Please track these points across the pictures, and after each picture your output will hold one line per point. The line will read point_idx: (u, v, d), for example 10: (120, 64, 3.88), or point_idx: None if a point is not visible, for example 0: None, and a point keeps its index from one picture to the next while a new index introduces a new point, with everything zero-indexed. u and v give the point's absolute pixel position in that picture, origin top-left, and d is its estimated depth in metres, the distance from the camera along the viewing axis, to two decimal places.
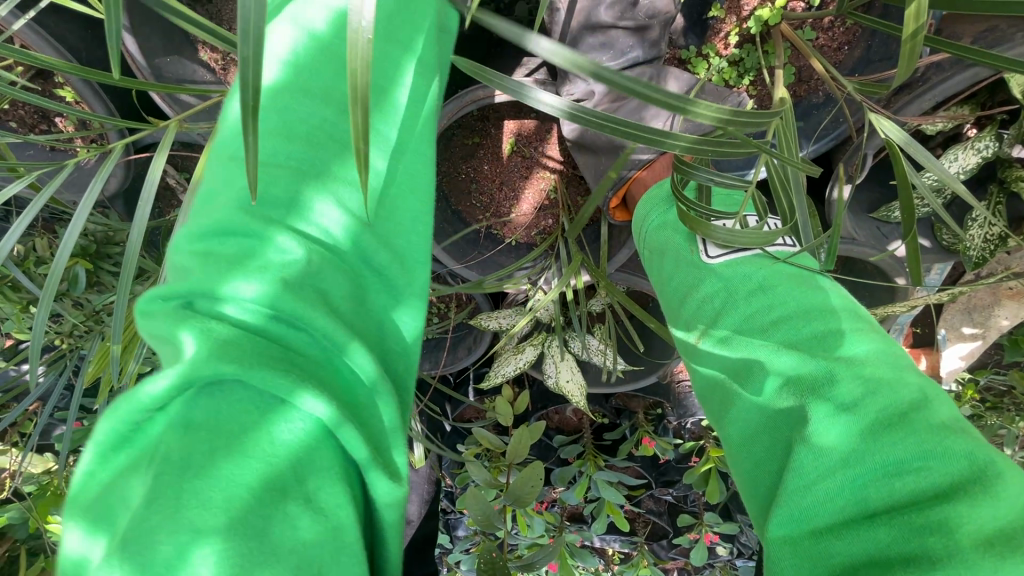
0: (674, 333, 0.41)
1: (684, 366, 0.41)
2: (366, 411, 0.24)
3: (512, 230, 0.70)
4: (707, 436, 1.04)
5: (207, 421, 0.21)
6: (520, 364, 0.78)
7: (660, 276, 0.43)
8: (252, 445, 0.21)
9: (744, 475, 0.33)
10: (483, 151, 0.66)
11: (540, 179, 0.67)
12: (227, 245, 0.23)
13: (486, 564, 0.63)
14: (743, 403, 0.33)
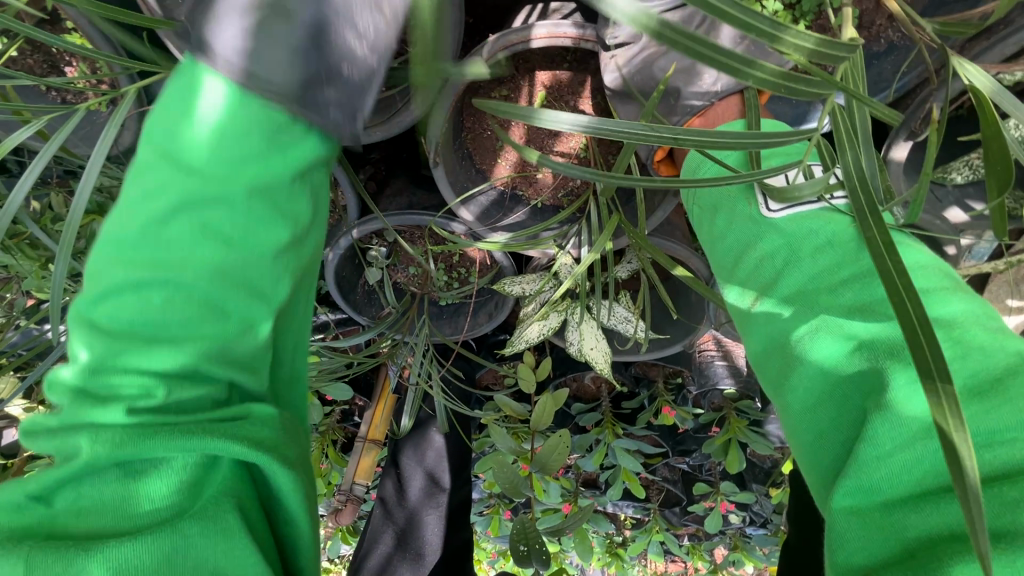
0: (724, 296, 0.40)
1: (736, 333, 0.39)
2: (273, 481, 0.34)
3: (540, 189, 0.68)
4: (728, 405, 1.03)
5: (93, 507, 0.30)
6: (545, 330, 0.76)
7: (714, 234, 0.41)
8: (131, 512, 0.30)
9: (802, 445, 0.32)
10: (511, 106, 0.63)
11: (571, 136, 0.64)
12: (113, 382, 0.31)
13: (519, 533, 0.63)
14: (805, 370, 0.32)
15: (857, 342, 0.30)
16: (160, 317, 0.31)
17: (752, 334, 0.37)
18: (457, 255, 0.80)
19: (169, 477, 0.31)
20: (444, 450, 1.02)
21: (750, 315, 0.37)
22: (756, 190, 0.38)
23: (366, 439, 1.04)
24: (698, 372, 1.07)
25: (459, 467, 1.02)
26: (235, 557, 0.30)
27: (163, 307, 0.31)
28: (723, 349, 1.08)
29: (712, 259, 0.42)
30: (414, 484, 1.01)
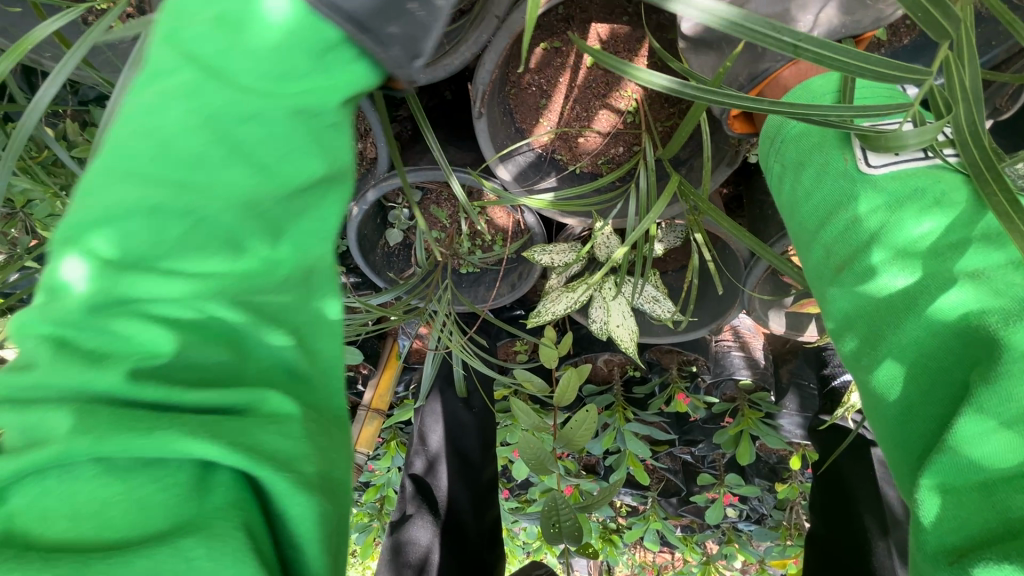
0: (805, 265, 0.38)
1: (816, 304, 0.37)
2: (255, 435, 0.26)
3: (580, 154, 0.65)
4: (743, 397, 1.02)
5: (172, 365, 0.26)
6: (572, 303, 0.73)
7: (795, 194, 0.38)
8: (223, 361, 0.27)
9: (888, 421, 0.31)
10: (561, 60, 0.59)
11: (620, 97, 0.61)
12: (93, 334, 0.24)
13: (549, 509, 0.63)
14: (897, 343, 0.31)
15: (967, 310, 0.28)
16: (180, 252, 0.26)
17: (834, 301, 0.35)
18: (485, 221, 0.77)
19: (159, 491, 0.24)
20: (467, 429, 0.87)
21: (834, 282, 0.35)
22: (856, 143, 0.35)
23: (371, 406, 1.02)
24: (714, 361, 1.04)
25: (487, 447, 0.87)
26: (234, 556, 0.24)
27: (172, 230, 0.25)
28: (740, 340, 1.06)
29: (789, 227, 0.39)
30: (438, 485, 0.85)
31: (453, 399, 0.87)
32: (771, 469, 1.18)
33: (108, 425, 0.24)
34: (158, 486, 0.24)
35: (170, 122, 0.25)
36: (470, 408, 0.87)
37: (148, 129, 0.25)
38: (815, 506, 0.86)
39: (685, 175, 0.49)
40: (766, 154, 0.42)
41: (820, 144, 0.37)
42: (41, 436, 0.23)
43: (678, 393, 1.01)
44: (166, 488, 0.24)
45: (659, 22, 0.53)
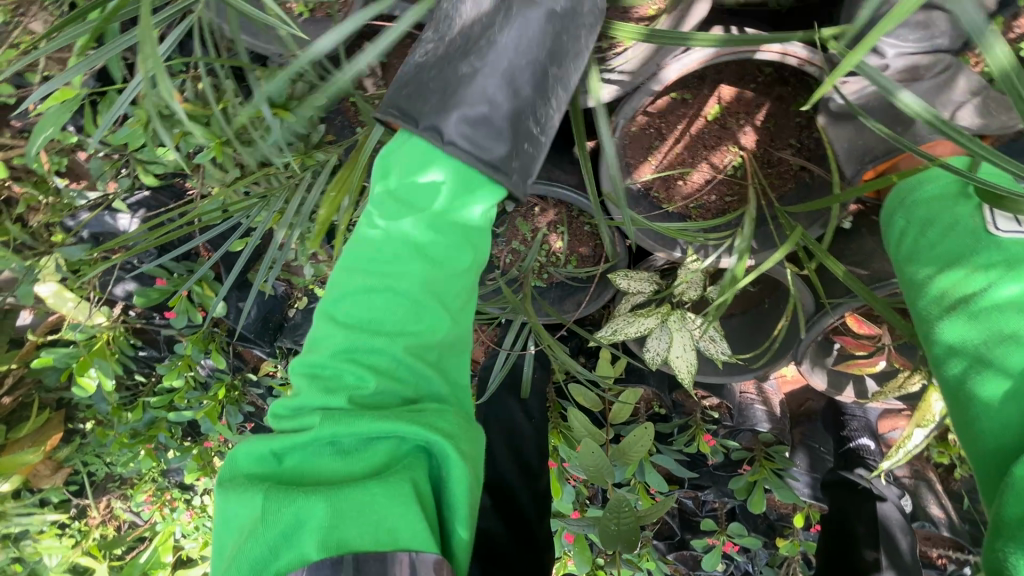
0: (913, 306, 0.44)
1: (918, 338, 0.43)
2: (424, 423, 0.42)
3: (673, 197, 0.70)
4: (760, 447, 1.06)
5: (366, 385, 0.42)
6: (640, 328, 0.78)
7: (914, 249, 0.45)
8: (391, 372, 0.44)
9: (982, 436, 0.37)
10: (686, 109, 0.65)
11: (725, 154, 0.66)
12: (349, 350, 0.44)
13: (614, 508, 0.68)
14: (1005, 369, 0.36)
15: None
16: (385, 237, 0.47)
17: (943, 333, 0.41)
18: (563, 243, 0.82)
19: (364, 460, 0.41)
20: (529, 439, 0.89)
21: (946, 319, 0.41)
22: (985, 208, 0.42)
23: None
24: (737, 410, 1.10)
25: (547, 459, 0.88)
26: (408, 519, 0.38)
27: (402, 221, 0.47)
28: (762, 395, 1.12)
29: (900, 274, 0.46)
30: (498, 491, 0.83)
31: (520, 411, 0.90)
32: (770, 525, 1.22)
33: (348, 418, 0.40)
34: (367, 453, 0.41)
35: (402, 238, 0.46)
36: (533, 421, 0.89)
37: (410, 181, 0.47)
38: (821, 550, 0.92)
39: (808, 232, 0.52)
40: (886, 215, 0.48)
41: (949, 207, 0.44)
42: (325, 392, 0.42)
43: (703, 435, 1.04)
44: (385, 461, 0.41)
45: (780, 94, 0.62)
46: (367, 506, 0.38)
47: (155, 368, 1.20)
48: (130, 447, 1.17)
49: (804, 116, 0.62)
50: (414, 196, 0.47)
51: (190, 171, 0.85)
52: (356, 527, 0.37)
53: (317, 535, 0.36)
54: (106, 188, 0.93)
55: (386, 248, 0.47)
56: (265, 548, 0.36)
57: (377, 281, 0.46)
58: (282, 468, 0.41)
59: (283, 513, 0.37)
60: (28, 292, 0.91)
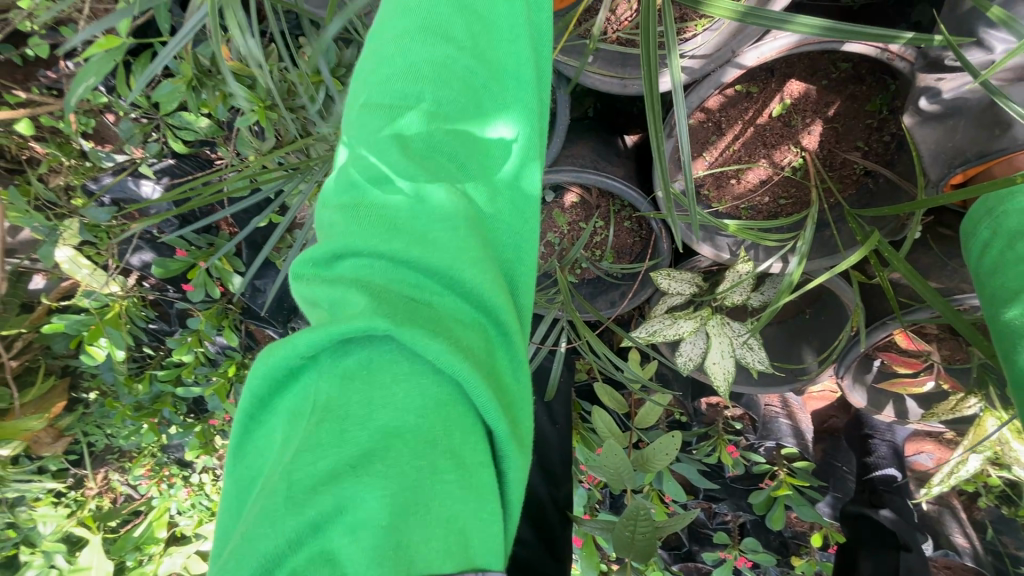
0: (998, 322, 0.40)
1: (999, 358, 0.40)
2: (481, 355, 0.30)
3: (725, 196, 0.66)
4: (782, 463, 1.03)
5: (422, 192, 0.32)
6: (677, 331, 0.75)
7: (999, 262, 0.41)
8: (419, 299, 0.29)
9: None
10: (749, 103, 0.61)
11: (787, 153, 0.63)
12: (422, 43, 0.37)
13: (629, 515, 0.64)
14: None
15: None
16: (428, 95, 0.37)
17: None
18: (603, 237, 0.79)
19: (372, 423, 0.27)
20: (552, 446, 0.88)
21: None
22: None
23: None
24: (761, 423, 1.06)
25: (570, 467, 0.86)
26: (474, 503, 0.27)
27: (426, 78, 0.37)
28: (787, 408, 1.10)
29: (983, 287, 0.42)
30: (523, 497, 0.82)
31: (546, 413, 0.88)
32: (782, 542, 1.18)
33: (402, 317, 0.28)
34: (396, 400, 0.27)
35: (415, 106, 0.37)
36: (558, 426, 0.87)
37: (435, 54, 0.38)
38: None
39: (880, 236, 0.50)
40: (971, 224, 0.45)
41: None
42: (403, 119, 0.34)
43: (725, 446, 1.01)
44: (420, 430, 0.27)
45: (853, 92, 0.59)
46: (415, 480, 0.26)
47: (165, 341, 1.17)
48: (133, 420, 1.16)
49: (876, 117, 0.59)
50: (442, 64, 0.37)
51: (220, 140, 0.83)
52: (424, 496, 0.26)
53: (377, 447, 0.26)
54: (132, 152, 0.91)
55: (417, 126, 0.36)
56: (280, 541, 0.23)
57: (397, 165, 0.33)
58: (308, 393, 0.28)
59: (332, 431, 0.26)
60: (46, 254, 0.89)
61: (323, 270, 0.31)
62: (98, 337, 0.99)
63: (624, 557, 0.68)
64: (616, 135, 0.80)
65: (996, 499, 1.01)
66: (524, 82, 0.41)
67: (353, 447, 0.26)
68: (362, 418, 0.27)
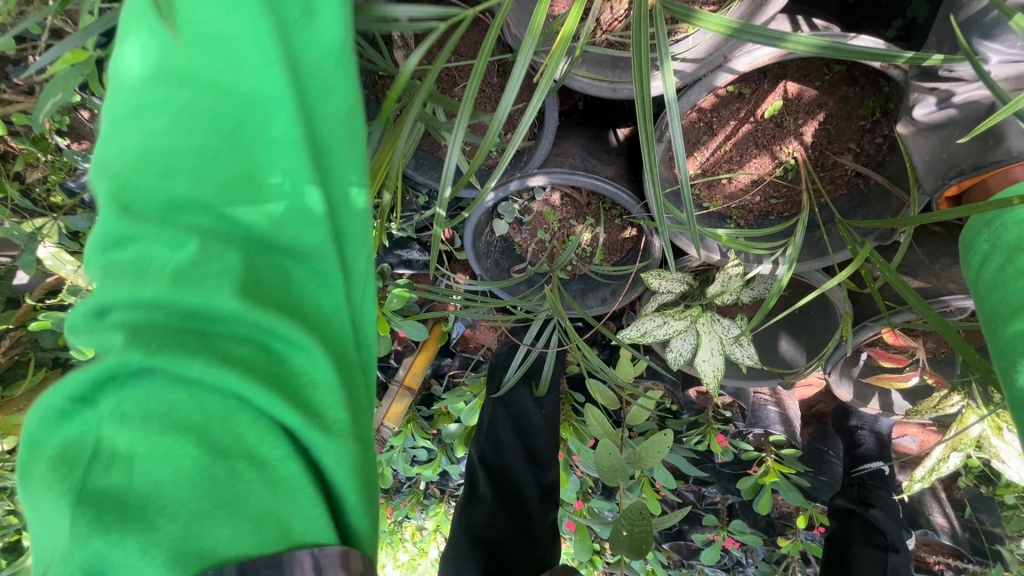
0: (997, 340, 0.40)
1: (994, 377, 0.39)
2: (283, 365, 0.30)
3: (715, 196, 0.66)
4: (771, 450, 1.05)
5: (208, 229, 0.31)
6: (668, 330, 0.75)
7: (998, 277, 0.41)
8: (204, 329, 0.28)
9: None
10: (740, 104, 0.61)
11: (778, 153, 0.62)
12: (185, 70, 0.33)
13: (629, 518, 0.66)
14: None
15: None
16: (188, 125, 0.33)
17: None
18: (591, 235, 0.79)
19: (153, 463, 0.25)
20: (537, 430, 0.88)
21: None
22: None
23: (402, 384, 1.07)
24: (751, 411, 1.08)
25: (556, 451, 0.87)
26: (293, 501, 0.28)
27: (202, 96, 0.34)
28: (776, 396, 1.11)
29: (982, 308, 0.42)
30: (505, 482, 0.82)
31: (531, 399, 0.89)
32: (769, 522, 1.21)
33: (159, 343, 0.27)
34: (170, 436, 0.26)
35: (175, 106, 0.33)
36: (542, 409, 0.88)
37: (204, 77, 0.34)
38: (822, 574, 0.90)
39: (875, 246, 0.49)
40: (968, 238, 0.44)
41: None
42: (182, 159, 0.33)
43: (714, 434, 1.03)
44: (216, 456, 0.27)
45: (846, 94, 0.58)
46: (225, 493, 0.26)
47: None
48: None
49: (868, 119, 0.58)
50: (192, 76, 0.33)
51: None
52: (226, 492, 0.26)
53: (162, 481, 0.25)
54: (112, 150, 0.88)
55: (170, 177, 0.32)
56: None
57: (187, 195, 0.32)
58: (78, 438, 0.26)
59: (107, 471, 0.25)
60: (30, 262, 0.87)
61: (89, 314, 0.28)
62: None
63: (619, 553, 0.70)
64: (608, 128, 0.78)
65: (975, 479, 1.04)
66: (296, 76, 0.35)
67: (128, 492, 0.25)
68: (140, 474, 0.25)
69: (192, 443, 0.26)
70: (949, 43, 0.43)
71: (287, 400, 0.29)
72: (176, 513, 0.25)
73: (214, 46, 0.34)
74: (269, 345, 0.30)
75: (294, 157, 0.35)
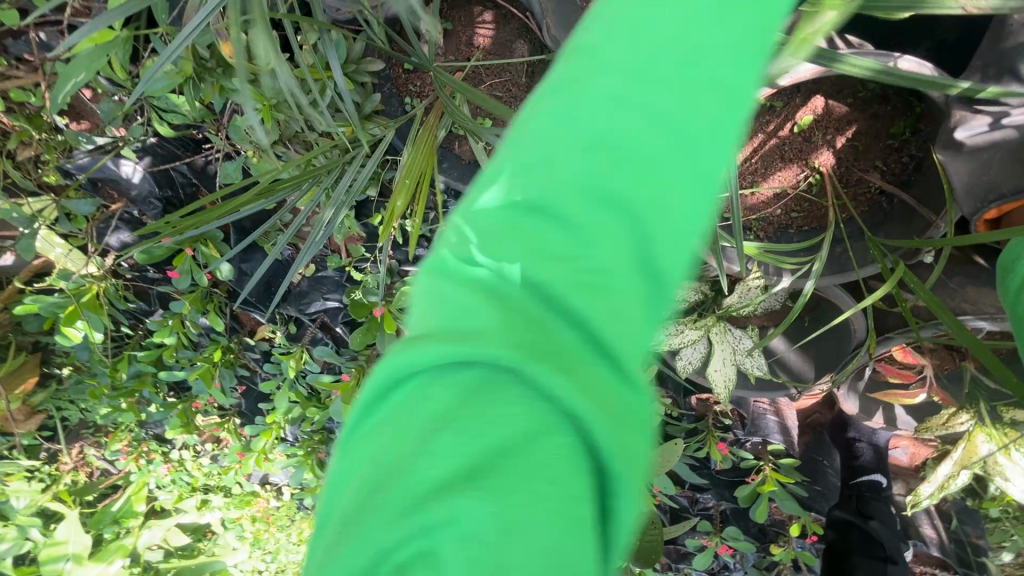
0: None
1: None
2: (593, 397, 0.20)
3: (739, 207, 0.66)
4: (769, 459, 1.06)
5: (535, 232, 0.22)
6: (682, 338, 0.75)
7: None
8: (537, 326, 0.21)
9: None
10: (771, 117, 0.60)
11: (805, 168, 0.62)
12: (623, 40, 0.22)
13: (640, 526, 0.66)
14: None
15: None
16: (643, 91, 0.21)
17: None
18: None
19: (457, 461, 0.20)
20: None
21: None
22: None
23: None
24: (751, 420, 1.09)
25: None
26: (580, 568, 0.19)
27: (629, 51, 0.22)
28: (775, 405, 1.12)
29: (1017, 331, 0.42)
30: None
31: None
32: (761, 530, 1.22)
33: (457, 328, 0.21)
34: (471, 437, 0.20)
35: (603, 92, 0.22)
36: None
37: (632, 36, 0.22)
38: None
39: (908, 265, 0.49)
40: (1006, 260, 0.45)
41: None
42: (543, 158, 0.22)
43: (715, 442, 1.04)
44: (508, 457, 0.20)
45: (877, 112, 0.58)
46: (512, 545, 0.19)
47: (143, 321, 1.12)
48: (110, 400, 1.11)
49: (897, 138, 0.58)
50: (621, 47, 0.22)
51: (209, 123, 0.77)
52: (521, 497, 0.19)
53: (456, 477, 0.20)
54: (113, 132, 0.85)
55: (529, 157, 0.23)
56: (372, 568, 0.18)
57: (543, 178, 0.22)
58: (379, 421, 0.21)
59: (407, 470, 0.20)
60: (26, 246, 0.85)
61: (456, 272, 0.23)
62: (75, 320, 0.94)
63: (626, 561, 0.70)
64: None
65: (963, 492, 1.06)
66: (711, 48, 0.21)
67: (413, 492, 0.19)
68: (436, 476, 0.20)
69: (470, 457, 0.20)
70: (992, 67, 0.43)
71: (598, 424, 0.20)
72: (469, 540, 0.19)
73: (649, 20, 0.22)
74: (570, 371, 0.20)
75: (648, 158, 0.21)
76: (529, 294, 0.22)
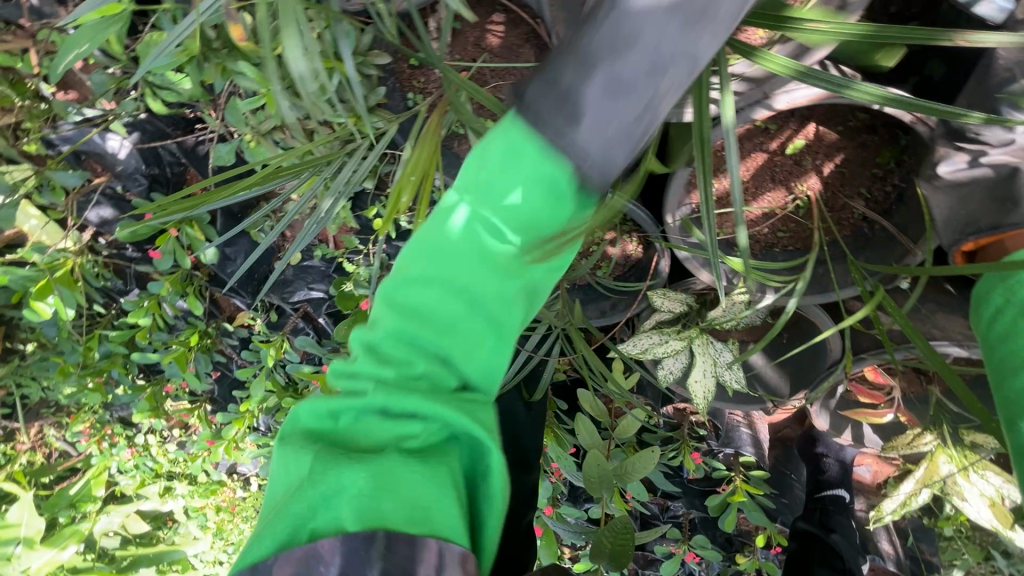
0: (1004, 390, 0.42)
1: (999, 425, 0.41)
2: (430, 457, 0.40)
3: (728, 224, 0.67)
4: (739, 470, 1.09)
5: (425, 317, 0.42)
6: (666, 348, 0.77)
7: (1009, 329, 0.43)
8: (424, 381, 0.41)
9: None
10: (765, 138, 0.62)
11: (794, 190, 0.64)
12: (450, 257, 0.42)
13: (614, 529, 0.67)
14: None
15: None
16: (459, 290, 0.41)
17: None
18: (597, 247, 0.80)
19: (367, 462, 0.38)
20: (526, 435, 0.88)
21: None
22: None
23: None
24: (724, 431, 1.11)
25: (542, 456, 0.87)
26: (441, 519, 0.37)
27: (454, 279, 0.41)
28: (748, 418, 1.15)
29: (989, 357, 0.44)
30: None
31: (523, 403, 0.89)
32: (727, 539, 1.25)
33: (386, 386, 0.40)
34: (356, 479, 0.36)
35: (465, 238, 0.41)
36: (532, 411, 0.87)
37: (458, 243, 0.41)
38: None
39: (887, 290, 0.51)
40: (981, 290, 0.47)
41: None
42: (417, 309, 0.42)
43: (689, 451, 1.06)
44: (391, 492, 0.36)
45: (865, 141, 0.60)
46: (394, 511, 0.35)
47: (117, 300, 1.09)
48: (76, 379, 1.07)
49: (883, 167, 0.61)
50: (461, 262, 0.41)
51: (204, 104, 0.76)
52: (395, 503, 0.36)
53: (347, 499, 0.35)
54: (103, 105, 0.83)
55: (413, 314, 0.42)
56: (280, 540, 0.34)
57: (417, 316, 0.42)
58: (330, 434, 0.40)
59: (317, 494, 0.35)
60: None
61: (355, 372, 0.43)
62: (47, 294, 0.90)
63: (599, 564, 0.71)
64: None
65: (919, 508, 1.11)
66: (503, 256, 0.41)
67: (328, 497, 0.35)
68: (346, 499, 0.35)
69: (367, 483, 0.36)
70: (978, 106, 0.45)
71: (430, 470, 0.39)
72: (355, 514, 0.34)
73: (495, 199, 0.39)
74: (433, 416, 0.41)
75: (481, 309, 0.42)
76: (400, 423, 0.40)
